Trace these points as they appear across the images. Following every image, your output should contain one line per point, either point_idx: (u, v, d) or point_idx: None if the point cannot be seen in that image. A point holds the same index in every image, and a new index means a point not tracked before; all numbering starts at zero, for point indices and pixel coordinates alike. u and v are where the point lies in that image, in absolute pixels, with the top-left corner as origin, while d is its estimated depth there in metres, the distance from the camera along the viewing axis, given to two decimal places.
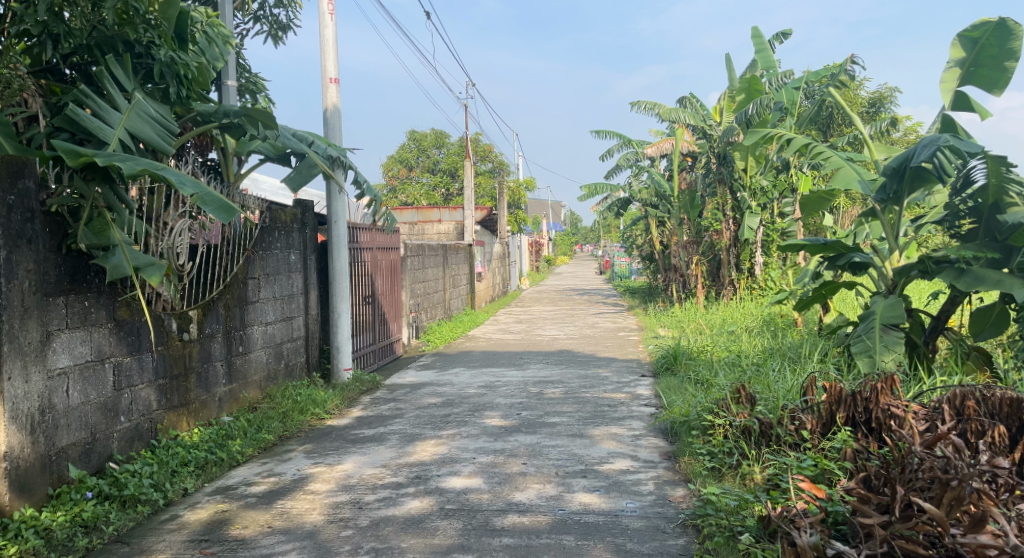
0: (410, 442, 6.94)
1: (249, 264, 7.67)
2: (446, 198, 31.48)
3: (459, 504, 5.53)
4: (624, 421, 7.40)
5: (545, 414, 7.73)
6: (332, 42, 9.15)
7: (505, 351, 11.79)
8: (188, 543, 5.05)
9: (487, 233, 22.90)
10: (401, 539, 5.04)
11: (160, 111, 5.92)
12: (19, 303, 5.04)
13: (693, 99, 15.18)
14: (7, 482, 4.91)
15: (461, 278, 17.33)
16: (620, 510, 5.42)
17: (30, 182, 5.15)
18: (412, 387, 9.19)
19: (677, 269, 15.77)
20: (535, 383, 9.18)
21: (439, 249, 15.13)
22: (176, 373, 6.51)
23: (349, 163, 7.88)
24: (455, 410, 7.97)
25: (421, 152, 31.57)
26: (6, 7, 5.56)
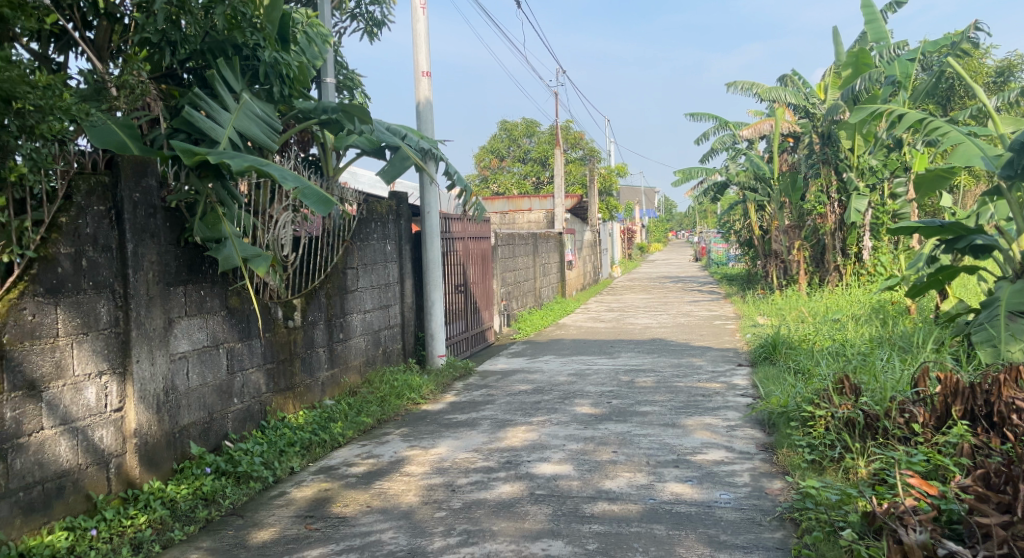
0: (502, 428, 7.18)
1: (348, 254, 8.02)
2: (537, 186, 31.81)
3: (549, 490, 5.74)
4: (719, 411, 7.50)
5: (636, 403, 7.87)
6: (425, 36, 9.43)
7: (596, 339, 11.97)
8: (295, 518, 5.39)
9: (577, 221, 23.03)
10: (493, 523, 5.27)
11: (265, 109, 6.31)
12: (145, 291, 5.43)
13: (796, 77, 15.06)
14: (137, 456, 5.33)
15: (551, 267, 17.54)
16: (714, 501, 5.54)
17: (152, 180, 5.52)
18: (504, 373, 9.46)
19: (778, 255, 15.65)
20: (626, 372, 9.33)
21: (530, 239, 15.38)
22: (283, 357, 6.90)
23: (441, 154, 8.17)
24: (546, 397, 8.19)
25: (512, 141, 31.99)
26: (128, 15, 5.80)
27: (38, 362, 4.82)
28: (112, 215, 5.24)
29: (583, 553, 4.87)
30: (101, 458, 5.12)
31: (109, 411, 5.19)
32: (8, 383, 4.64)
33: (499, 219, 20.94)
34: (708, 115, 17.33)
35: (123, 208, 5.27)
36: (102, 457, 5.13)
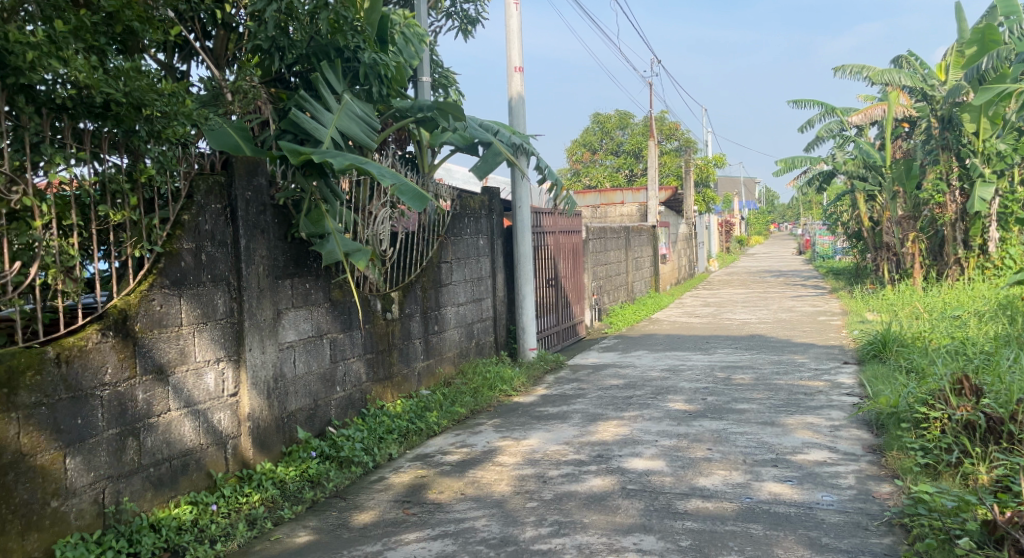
0: (593, 421, 7.32)
1: (443, 248, 8.25)
2: (631, 178, 31.67)
3: (641, 485, 5.84)
4: (822, 411, 7.48)
5: (732, 400, 7.90)
6: (517, 32, 9.60)
7: (691, 334, 11.98)
8: (394, 502, 5.63)
9: (673, 214, 22.93)
10: (584, 515, 5.40)
11: (366, 109, 6.55)
12: (256, 284, 5.77)
13: (913, 58, 14.71)
14: (251, 437, 5.71)
15: (644, 261, 17.57)
16: (816, 502, 5.54)
17: (263, 179, 5.84)
18: (595, 368, 9.60)
19: (890, 248, 15.32)
20: (722, 368, 9.35)
21: (622, 232, 15.46)
22: (382, 348, 7.17)
23: (531, 149, 8.30)
24: (638, 392, 8.28)
25: (606, 134, 32.03)
26: (242, 24, 6.11)
27: (165, 349, 5.18)
28: (228, 213, 5.57)
29: (675, 550, 4.93)
30: (220, 439, 5.51)
31: (225, 395, 5.57)
32: (140, 367, 5.01)
33: (592, 212, 20.94)
34: (812, 102, 17.08)
35: (237, 206, 5.60)
36: (220, 438, 5.52)
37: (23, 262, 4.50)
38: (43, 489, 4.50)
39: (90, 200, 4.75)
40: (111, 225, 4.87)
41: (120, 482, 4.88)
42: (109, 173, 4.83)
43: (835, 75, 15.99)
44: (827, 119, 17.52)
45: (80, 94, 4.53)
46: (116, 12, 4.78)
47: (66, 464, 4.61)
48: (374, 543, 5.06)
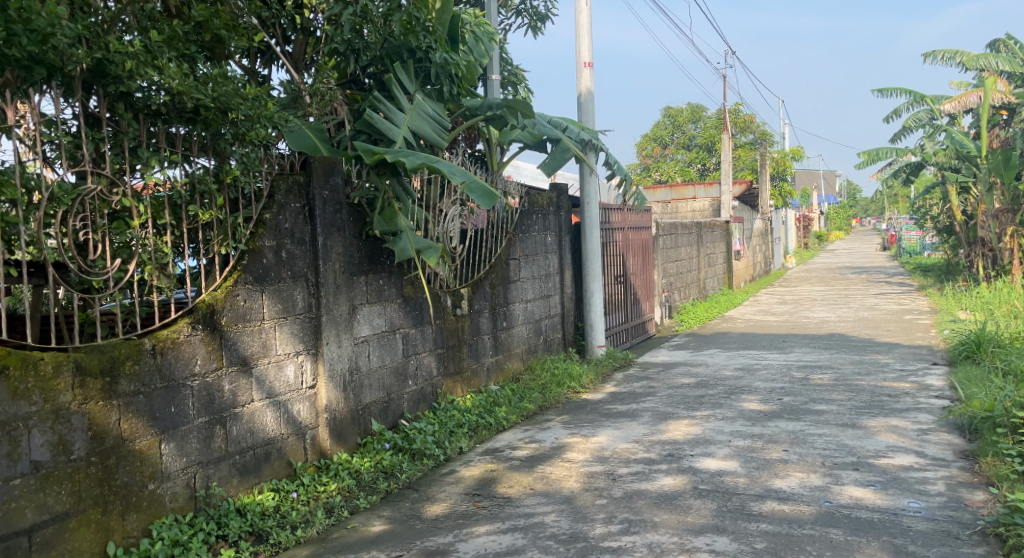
0: (664, 420, 7.34)
1: (511, 245, 8.35)
2: (703, 173, 31.39)
3: (713, 485, 5.83)
4: (908, 414, 7.38)
5: (810, 401, 7.86)
6: (587, 27, 9.64)
7: (767, 333, 11.89)
8: (464, 495, 5.76)
9: (748, 209, 22.71)
10: (655, 514, 5.41)
11: (437, 109, 6.62)
12: (333, 280, 5.96)
13: (1009, 42, 14.58)
14: (328, 428, 5.94)
15: (717, 257, 17.47)
16: (902, 508, 5.43)
17: (339, 178, 6.02)
18: (666, 366, 9.61)
19: (988, 243, 14.98)
20: (800, 368, 9.28)
21: (694, 228, 15.41)
22: (452, 343, 7.30)
23: (601, 145, 8.31)
24: (711, 391, 8.28)
25: (677, 128, 31.89)
26: (320, 28, 6.30)
27: (249, 342, 5.42)
28: (306, 211, 5.78)
29: (749, 551, 4.88)
30: (299, 429, 5.75)
31: (304, 388, 5.80)
32: (226, 359, 5.27)
33: (662, 208, 20.87)
34: (899, 91, 16.83)
35: (315, 205, 5.80)
36: (300, 428, 5.76)
37: (123, 258, 4.80)
38: (141, 472, 4.78)
39: (181, 200, 5.03)
40: (201, 224, 5.14)
41: (209, 468, 5.15)
42: (197, 174, 5.10)
43: (927, 61, 15.70)
44: (915, 108, 17.23)
45: (173, 99, 4.81)
46: (206, 22, 5.22)
47: (162, 449, 4.89)
48: (445, 535, 5.18)
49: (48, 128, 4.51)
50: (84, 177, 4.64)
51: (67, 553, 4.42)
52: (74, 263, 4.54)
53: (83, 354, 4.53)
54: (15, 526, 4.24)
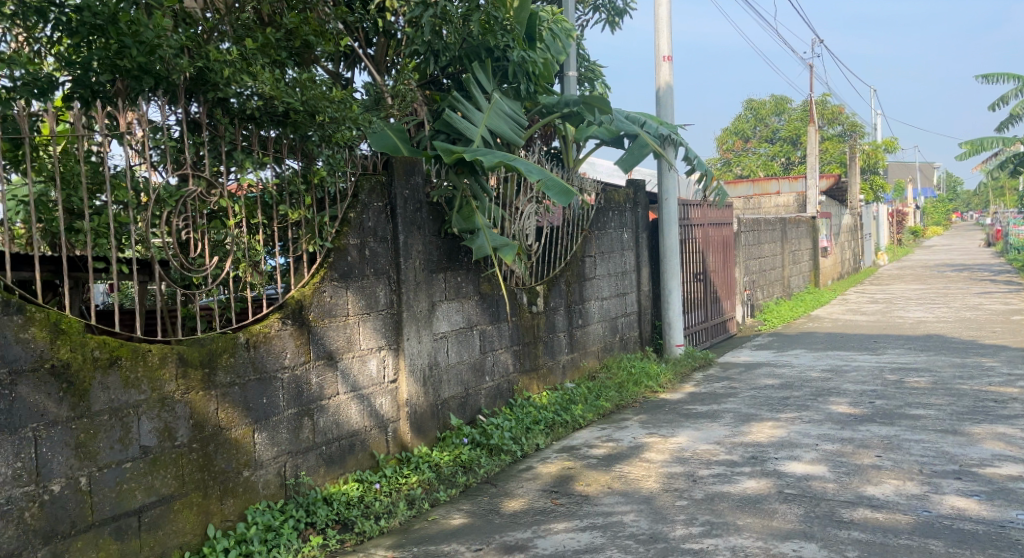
0: (746, 422, 7.30)
1: (587, 242, 8.38)
2: (786, 167, 30.90)
3: (799, 490, 5.76)
4: (1014, 421, 7.16)
5: (905, 405, 7.71)
6: (666, 20, 9.60)
7: (856, 333, 11.68)
8: (542, 492, 5.82)
9: (837, 204, 22.30)
10: (738, 517, 5.36)
11: (514, 107, 6.69)
12: (413, 277, 6.09)
13: None
14: (409, 422, 6.08)
15: (803, 255, 17.22)
16: (1009, 521, 5.22)
17: (419, 178, 6.16)
18: (748, 366, 9.53)
19: None
20: (894, 371, 9.10)
21: (778, 224, 15.23)
22: (528, 340, 7.38)
23: (680, 140, 8.27)
24: (796, 393, 8.18)
25: (760, 121, 31.77)
26: (401, 31, 6.46)
27: (334, 337, 5.59)
28: (388, 210, 5.93)
29: None
30: (382, 422, 5.90)
31: (386, 382, 5.95)
32: (314, 353, 5.44)
33: (744, 203, 20.65)
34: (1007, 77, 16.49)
35: (397, 204, 5.95)
36: (383, 421, 5.91)
37: (220, 256, 5.03)
38: (237, 459, 4.97)
39: (273, 200, 5.25)
40: (291, 223, 5.35)
41: (299, 457, 5.33)
42: (287, 175, 5.32)
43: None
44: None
45: (264, 104, 5.03)
46: (294, 30, 5.50)
47: (255, 438, 5.08)
48: (523, 530, 5.26)
49: (155, 134, 4.77)
50: (186, 180, 4.87)
51: (172, 534, 4.63)
52: (177, 260, 4.79)
53: (184, 346, 4.73)
54: (126, 507, 4.46)
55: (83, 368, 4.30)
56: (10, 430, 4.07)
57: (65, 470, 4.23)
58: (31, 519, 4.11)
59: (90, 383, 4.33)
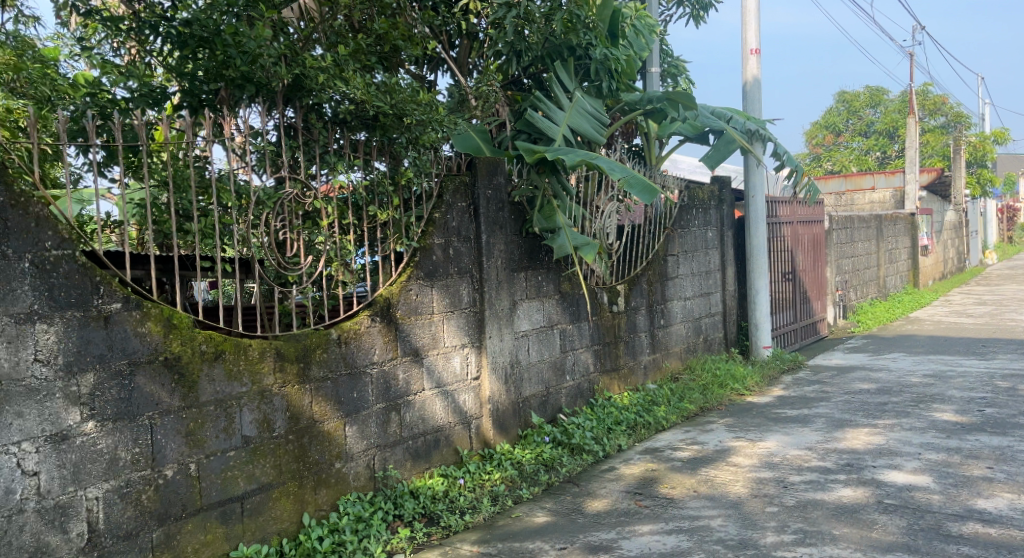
0: (840, 428, 7.16)
1: (670, 241, 8.33)
2: (883, 161, 30.23)
3: (900, 501, 5.63)
4: None
5: (1015, 414, 7.44)
6: (755, 13, 9.44)
7: (961, 337, 11.31)
8: (626, 493, 5.83)
9: (940, 201, 21.67)
10: (834, 526, 5.28)
11: (596, 105, 6.64)
12: (495, 276, 6.16)
13: None
14: (491, 419, 6.15)
15: (900, 254, 16.77)
16: None
17: (502, 178, 6.21)
18: (841, 370, 9.32)
19: None
20: (1004, 377, 8.79)
21: (873, 222, 14.87)
22: (608, 340, 7.38)
23: (769, 135, 8.04)
24: (895, 400, 7.98)
25: (854, 113, 31.16)
26: (484, 32, 6.50)
27: (420, 334, 5.70)
28: (471, 210, 6.02)
29: None
30: (465, 418, 6.00)
31: (469, 378, 6.04)
32: (401, 349, 5.57)
33: (837, 200, 20.38)
34: None
35: (479, 204, 6.03)
36: (466, 418, 6.01)
37: (314, 256, 5.24)
38: (329, 451, 5.14)
39: (362, 202, 5.46)
40: (379, 224, 5.54)
41: (386, 451, 5.47)
42: (376, 178, 5.52)
43: None
44: None
45: (355, 108, 5.26)
46: (385, 35, 5.68)
47: (346, 431, 5.24)
48: (607, 530, 5.28)
49: (255, 138, 5.02)
50: (283, 183, 5.07)
51: (270, 520, 4.83)
52: (275, 260, 4.98)
53: (281, 341, 4.92)
54: (230, 493, 4.66)
55: (193, 360, 4.51)
56: (129, 417, 4.29)
57: (177, 456, 4.45)
58: (146, 501, 4.33)
59: (199, 375, 4.54)
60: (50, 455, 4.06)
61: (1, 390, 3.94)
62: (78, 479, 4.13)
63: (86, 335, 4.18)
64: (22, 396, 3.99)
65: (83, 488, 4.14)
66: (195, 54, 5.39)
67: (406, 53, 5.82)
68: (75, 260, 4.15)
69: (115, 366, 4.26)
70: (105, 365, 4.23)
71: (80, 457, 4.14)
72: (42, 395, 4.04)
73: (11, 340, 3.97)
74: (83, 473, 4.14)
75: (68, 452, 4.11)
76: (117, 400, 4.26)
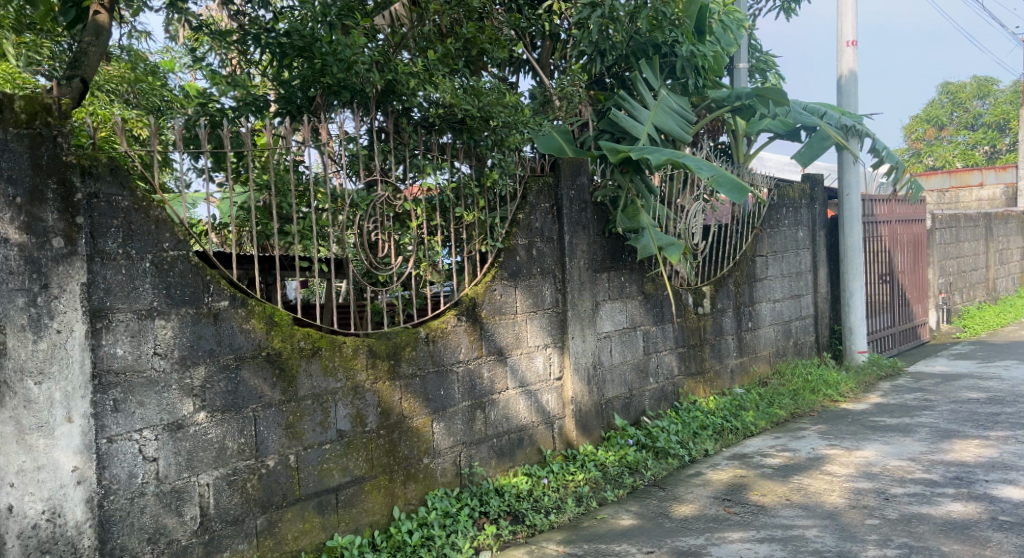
0: (946, 438, 6.84)
1: (758, 241, 8.13)
2: (992, 155, 28.66)
3: (1014, 517, 5.35)
4: None
5: None
6: (851, 5, 9.10)
7: None
8: (714, 499, 5.72)
9: None
10: (942, 542, 5.05)
11: (681, 103, 6.55)
12: (578, 276, 6.13)
13: None
14: (575, 420, 6.13)
15: (1014, 254, 15.97)
16: None
17: (586, 178, 6.19)
18: (946, 377, 8.90)
19: None
20: None
21: (982, 220, 14.21)
22: (693, 343, 7.24)
23: (865, 130, 7.80)
24: (1008, 409, 7.59)
25: (959, 105, 30.05)
26: (567, 32, 6.47)
27: (504, 333, 5.72)
28: (555, 210, 6.01)
29: None
30: (548, 418, 6.00)
31: (552, 379, 6.03)
32: (486, 348, 5.61)
33: (937, 196, 19.07)
34: None
35: (563, 204, 6.02)
36: (549, 417, 6.01)
37: (403, 257, 5.32)
38: (418, 447, 5.22)
39: (450, 203, 5.50)
40: (465, 225, 5.58)
41: (472, 448, 5.52)
42: (462, 179, 5.57)
43: None
44: None
45: (445, 111, 5.36)
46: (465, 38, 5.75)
47: (434, 428, 5.30)
48: (696, 536, 5.18)
49: (348, 143, 5.12)
50: (374, 185, 5.19)
51: (364, 512, 4.93)
52: (367, 261, 5.10)
53: (373, 338, 5.03)
54: (326, 485, 4.78)
55: (292, 356, 4.66)
56: (236, 409, 4.45)
57: (278, 447, 4.60)
58: (251, 489, 4.49)
59: (297, 370, 4.69)
60: (168, 443, 4.22)
61: (127, 380, 4.11)
62: (192, 465, 4.29)
63: (198, 330, 4.34)
64: (144, 386, 4.16)
65: (196, 474, 4.30)
66: (292, 63, 5.59)
67: (493, 56, 5.93)
68: (189, 261, 4.32)
69: (224, 360, 4.42)
70: (214, 359, 4.39)
71: (194, 445, 4.30)
72: (160, 385, 4.21)
73: (134, 334, 4.14)
74: (196, 460, 4.31)
75: (183, 440, 4.27)
76: (225, 392, 4.42)
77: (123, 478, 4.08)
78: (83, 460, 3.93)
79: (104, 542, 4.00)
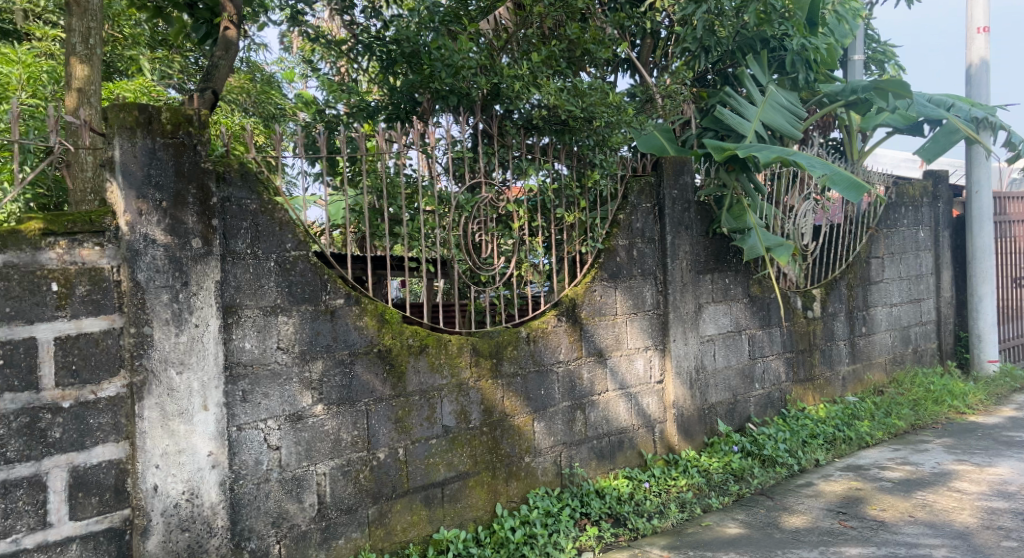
0: None
1: (872, 242, 7.71)
2: None
3: None
4: None
5: None
6: None
7: None
8: (828, 511, 5.46)
9: None
10: None
11: (791, 98, 6.36)
12: (680, 277, 6.01)
13: None
14: (676, 424, 6.01)
15: None
16: None
17: (689, 178, 6.09)
18: None
19: None
20: None
21: None
22: (803, 348, 6.93)
23: (998, 121, 7.32)
24: None
25: None
26: (669, 29, 6.33)
27: (604, 335, 5.67)
28: (656, 210, 5.93)
29: None
30: (649, 422, 5.91)
31: (652, 382, 5.93)
32: (585, 349, 5.57)
33: None
34: None
35: (665, 204, 5.93)
36: (650, 421, 5.91)
37: (505, 257, 5.35)
38: (519, 445, 5.24)
39: (551, 204, 5.49)
40: (566, 225, 5.56)
41: (572, 449, 5.50)
42: (563, 179, 5.55)
43: None
44: None
45: (548, 112, 5.31)
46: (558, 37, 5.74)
47: (535, 427, 5.32)
48: (809, 549, 4.96)
49: (455, 145, 5.20)
50: (478, 188, 5.23)
51: (468, 508, 5.01)
52: (470, 262, 5.15)
53: (478, 338, 5.09)
54: (433, 478, 4.88)
55: (401, 352, 4.78)
56: (350, 403, 4.59)
57: (389, 441, 4.72)
58: (364, 480, 4.63)
59: (406, 366, 4.80)
60: (290, 433, 4.40)
61: (253, 372, 4.29)
62: (311, 455, 4.46)
63: (316, 326, 4.50)
64: (269, 379, 4.34)
65: (314, 463, 4.46)
66: (401, 69, 5.82)
67: (597, 56, 5.77)
68: (309, 260, 4.49)
69: (339, 355, 4.57)
70: (331, 354, 4.55)
71: (312, 435, 4.46)
72: (282, 379, 4.38)
73: (261, 329, 4.32)
74: (314, 450, 4.47)
75: (303, 431, 4.44)
76: (341, 386, 4.57)
77: (251, 464, 4.27)
78: (218, 445, 4.13)
79: (234, 523, 4.20)
